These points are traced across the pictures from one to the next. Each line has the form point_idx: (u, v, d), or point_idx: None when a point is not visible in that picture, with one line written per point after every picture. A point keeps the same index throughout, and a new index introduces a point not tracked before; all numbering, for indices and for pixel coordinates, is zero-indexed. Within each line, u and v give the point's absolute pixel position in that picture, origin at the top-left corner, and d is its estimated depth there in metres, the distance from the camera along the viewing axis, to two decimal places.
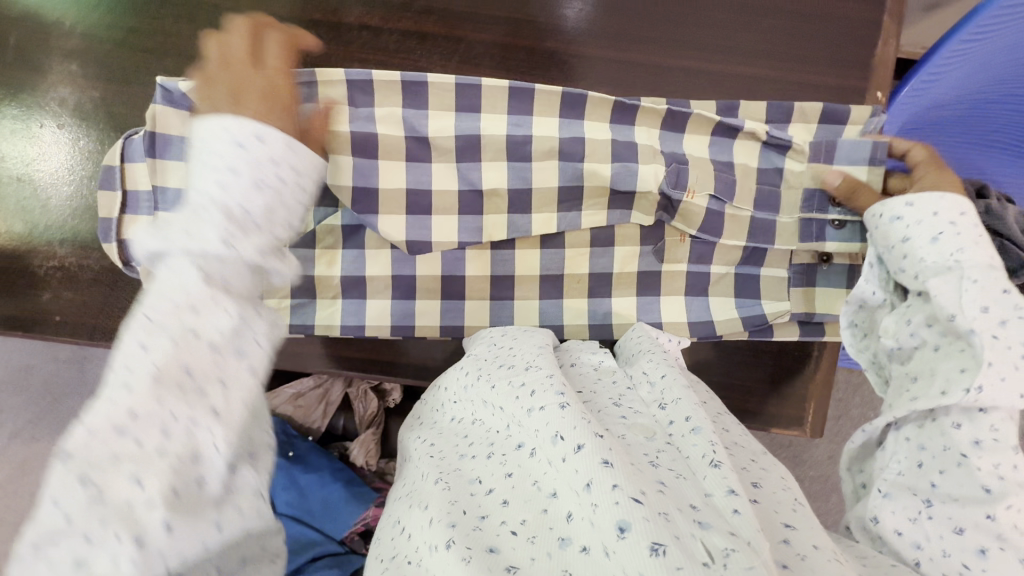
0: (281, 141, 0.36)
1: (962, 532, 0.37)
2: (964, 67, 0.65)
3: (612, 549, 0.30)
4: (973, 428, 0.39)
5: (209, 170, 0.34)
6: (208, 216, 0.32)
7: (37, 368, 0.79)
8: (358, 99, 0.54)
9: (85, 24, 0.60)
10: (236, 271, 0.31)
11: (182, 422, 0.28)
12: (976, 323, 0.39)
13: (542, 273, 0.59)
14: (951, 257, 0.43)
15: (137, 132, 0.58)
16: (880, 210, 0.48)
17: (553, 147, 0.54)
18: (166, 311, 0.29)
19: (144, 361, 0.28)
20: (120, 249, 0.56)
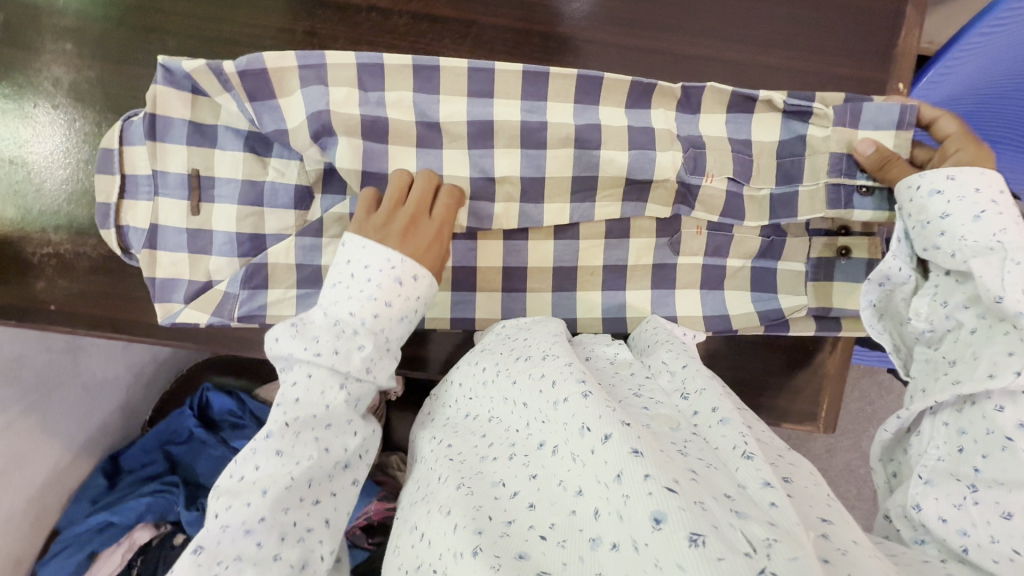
0: (427, 283, 0.48)
1: (1010, 517, 0.35)
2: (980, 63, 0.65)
3: (646, 542, 0.29)
4: (1016, 410, 0.37)
5: (362, 293, 0.46)
6: (369, 345, 0.45)
7: (28, 360, 0.73)
8: (366, 82, 0.51)
9: (79, 1, 0.57)
10: (365, 390, 0.46)
11: (299, 533, 0.40)
12: (1022, 306, 0.38)
13: (555, 264, 0.58)
14: (992, 237, 0.41)
15: (137, 114, 0.55)
16: (919, 181, 0.46)
17: (568, 135, 0.52)
18: (306, 423, 0.43)
19: (282, 473, 0.41)
20: (119, 235, 0.56)
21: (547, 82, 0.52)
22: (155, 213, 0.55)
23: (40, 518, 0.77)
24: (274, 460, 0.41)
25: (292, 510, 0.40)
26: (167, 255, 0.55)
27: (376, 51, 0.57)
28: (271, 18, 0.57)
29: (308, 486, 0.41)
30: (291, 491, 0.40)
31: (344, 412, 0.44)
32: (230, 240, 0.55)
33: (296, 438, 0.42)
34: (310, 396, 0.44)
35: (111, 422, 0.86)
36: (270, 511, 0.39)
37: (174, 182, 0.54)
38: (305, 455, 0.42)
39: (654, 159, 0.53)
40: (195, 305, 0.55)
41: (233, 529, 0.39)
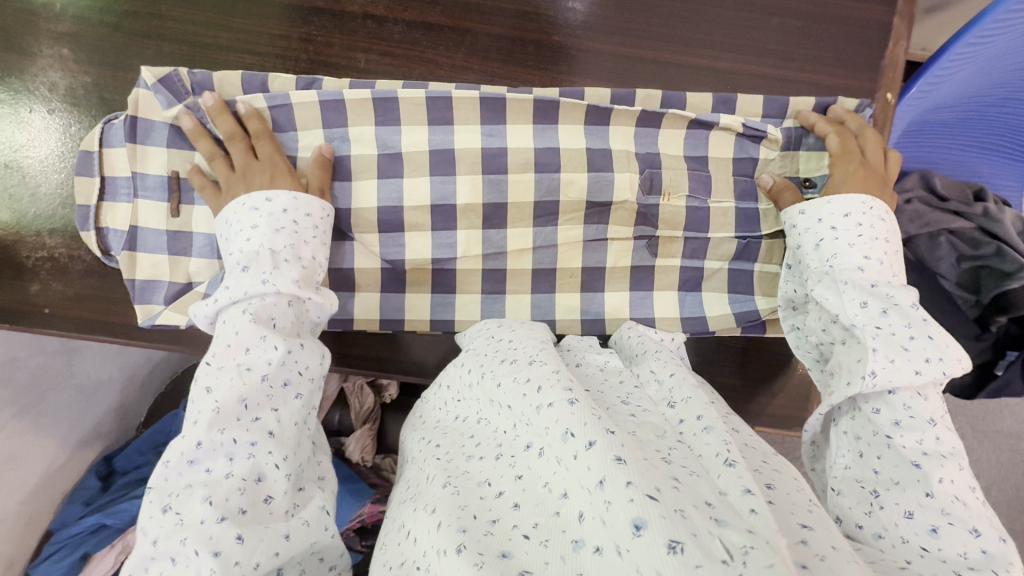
0: (287, 196, 0.49)
1: (912, 515, 0.37)
2: (969, 69, 0.65)
3: (627, 548, 0.30)
4: (890, 410, 0.41)
5: (239, 233, 0.48)
6: (252, 263, 0.46)
7: (22, 361, 0.74)
8: (330, 119, 0.54)
9: (75, 6, 0.58)
10: (276, 305, 0.45)
11: (246, 450, 0.40)
12: (858, 320, 0.44)
13: (533, 267, 0.58)
14: (828, 262, 0.48)
15: (117, 116, 0.55)
16: (784, 220, 0.53)
17: (528, 159, 0.55)
18: (225, 355, 0.43)
19: (211, 400, 0.41)
20: (99, 238, 0.56)
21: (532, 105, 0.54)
22: (135, 215, 0.55)
23: (33, 519, 0.76)
24: (206, 396, 0.42)
25: (230, 429, 0.40)
26: (147, 257, 0.56)
27: (371, 58, 0.58)
28: (265, 25, 0.57)
29: (242, 407, 0.41)
30: (224, 412, 0.40)
31: (256, 329, 0.43)
32: (210, 242, 0.56)
33: (220, 370, 0.42)
34: (226, 333, 0.44)
35: (106, 422, 0.87)
36: (206, 433, 0.40)
37: (153, 184, 0.55)
38: (228, 379, 0.42)
39: (612, 181, 0.55)
40: (175, 307, 0.56)
41: (177, 463, 0.39)
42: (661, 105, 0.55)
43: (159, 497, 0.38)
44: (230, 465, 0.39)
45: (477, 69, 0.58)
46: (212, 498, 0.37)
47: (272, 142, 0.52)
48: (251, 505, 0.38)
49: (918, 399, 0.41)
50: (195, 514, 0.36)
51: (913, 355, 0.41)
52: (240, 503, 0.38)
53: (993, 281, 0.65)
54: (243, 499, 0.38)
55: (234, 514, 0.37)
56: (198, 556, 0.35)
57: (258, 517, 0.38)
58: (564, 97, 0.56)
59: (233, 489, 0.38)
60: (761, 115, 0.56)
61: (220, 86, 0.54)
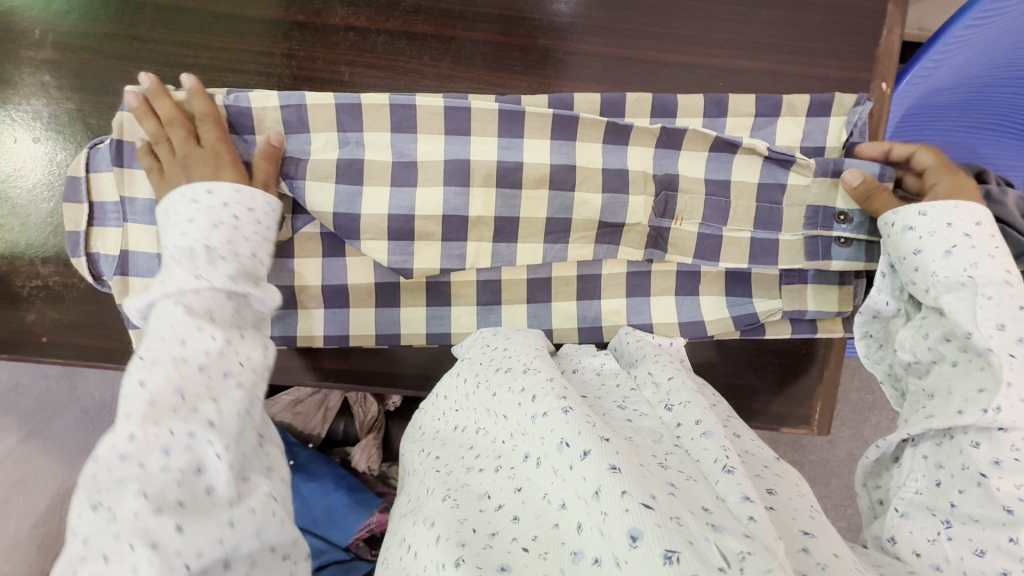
0: (229, 189, 0.47)
1: (983, 554, 0.37)
2: (970, 51, 0.64)
3: (625, 559, 0.29)
4: (992, 447, 0.39)
5: (176, 226, 0.45)
6: (186, 257, 0.42)
7: (26, 387, 0.79)
8: (345, 123, 0.53)
9: (57, 31, 0.57)
10: (214, 299, 0.41)
11: (184, 441, 0.35)
12: (991, 342, 0.41)
13: (529, 277, 0.58)
14: (964, 272, 0.44)
15: (103, 140, 0.55)
16: (892, 218, 0.48)
17: (544, 175, 0.54)
18: (158, 348, 0.37)
19: (143, 394, 0.35)
20: (90, 263, 0.55)
21: (522, 120, 0.54)
22: (125, 239, 0.55)
23: None
24: (136, 390, 0.36)
25: (166, 420, 0.35)
26: (140, 280, 0.55)
27: (355, 70, 0.57)
28: (248, 42, 0.56)
29: (179, 396, 0.36)
30: (158, 405, 0.35)
31: (192, 322, 0.39)
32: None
33: (153, 364, 0.37)
34: (155, 328, 0.39)
35: None
36: (138, 425, 0.34)
37: (142, 208, 0.55)
38: (161, 371, 0.36)
39: (627, 203, 0.55)
40: None
41: (102, 459, 0.33)
42: (652, 108, 0.55)
43: (82, 499, 0.32)
44: (166, 458, 0.34)
45: (464, 77, 0.57)
46: (147, 489, 0.32)
47: (220, 132, 0.51)
48: (189, 497, 0.33)
49: None
50: (128, 510, 0.31)
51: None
52: (178, 496, 0.33)
53: None
54: (181, 490, 0.33)
55: (172, 508, 0.32)
56: (133, 552, 0.30)
57: (198, 508, 0.33)
58: (553, 105, 0.54)
59: (170, 480, 0.33)
60: (754, 114, 0.55)
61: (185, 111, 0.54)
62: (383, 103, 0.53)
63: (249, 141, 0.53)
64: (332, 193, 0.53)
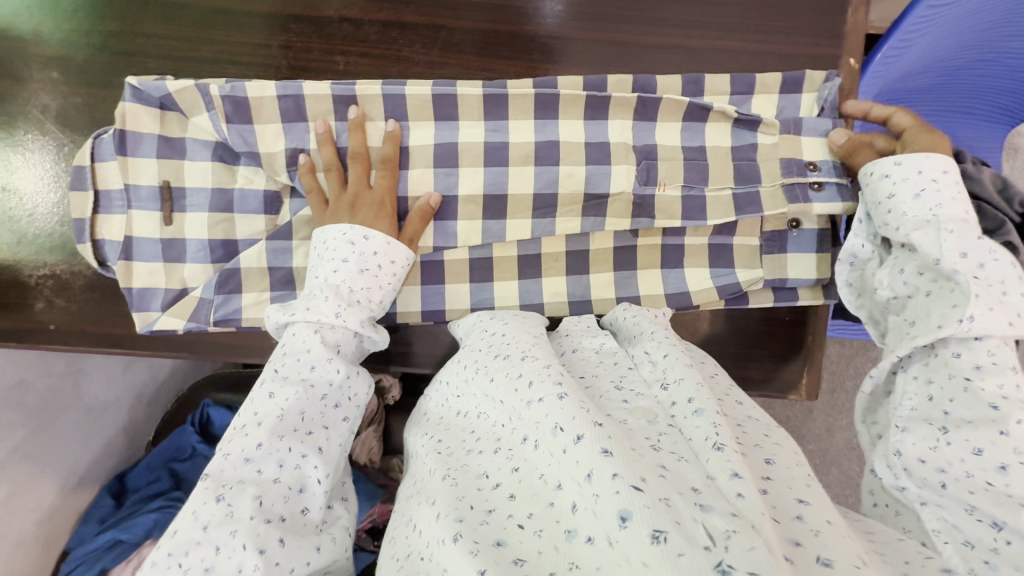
0: (382, 241, 0.53)
1: (981, 452, 0.38)
2: (935, 33, 0.66)
3: (615, 539, 0.31)
4: (972, 355, 0.41)
5: (330, 261, 0.52)
6: (335, 295, 0.50)
7: (31, 384, 0.75)
8: (341, 112, 0.56)
9: (62, 30, 0.59)
10: (344, 335, 0.50)
11: (295, 461, 0.43)
12: (958, 266, 0.43)
13: (519, 254, 0.60)
14: (931, 211, 0.46)
15: (105, 130, 0.57)
16: (869, 168, 0.50)
17: (530, 152, 0.57)
18: (297, 367, 0.48)
19: (274, 406, 0.45)
20: (95, 249, 0.57)
21: (506, 102, 0.56)
22: (129, 225, 0.57)
23: (49, 541, 0.78)
24: (268, 402, 0.46)
25: (288, 437, 0.44)
26: (143, 265, 0.57)
27: (349, 59, 0.59)
28: (247, 35, 0.59)
29: (300, 418, 0.45)
30: (285, 422, 0.44)
31: (324, 351, 0.48)
32: (203, 247, 0.58)
33: (285, 380, 0.47)
34: (295, 344, 0.49)
35: (115, 441, 0.88)
36: (267, 437, 0.43)
37: (146, 195, 0.57)
38: (293, 392, 0.46)
39: (611, 173, 0.57)
40: (172, 312, 0.58)
41: (234, 457, 0.42)
42: (633, 87, 0.58)
43: (213, 487, 0.41)
44: (280, 470, 0.42)
45: (453, 63, 0.60)
46: (263, 497, 0.40)
47: (391, 175, 0.55)
48: (289, 514, 0.41)
49: (1003, 348, 0.41)
50: (245, 508, 0.39)
51: (1009, 308, 0.42)
52: (281, 510, 0.41)
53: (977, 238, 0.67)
54: (286, 506, 0.41)
55: (276, 520, 0.40)
56: (245, 550, 0.37)
57: (296, 525, 0.41)
58: (538, 86, 0.57)
59: (280, 495, 0.41)
60: (729, 93, 0.58)
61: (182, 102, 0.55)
62: (376, 92, 0.56)
63: (247, 130, 0.55)
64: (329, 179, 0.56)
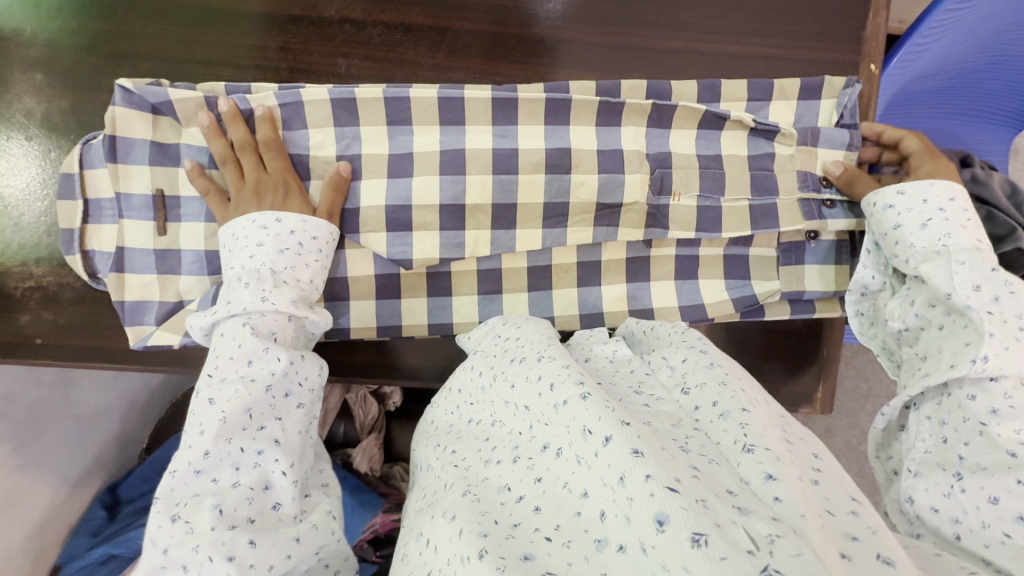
0: (297, 218, 0.50)
1: (997, 501, 0.36)
2: (952, 36, 0.65)
3: (653, 545, 0.30)
4: (988, 398, 0.39)
5: (243, 247, 0.49)
6: (255, 281, 0.47)
7: (20, 395, 0.73)
8: (342, 117, 0.54)
9: (46, 30, 0.56)
10: (278, 322, 0.47)
11: (253, 458, 0.42)
12: (970, 300, 0.42)
13: (529, 265, 0.58)
14: (939, 241, 0.45)
15: (95, 137, 0.55)
16: (874, 199, 0.50)
17: (539, 161, 0.55)
18: (230, 368, 0.44)
19: (215, 410, 0.42)
20: (85, 259, 0.55)
21: (516, 107, 0.54)
22: (121, 235, 0.55)
23: (40, 556, 0.76)
24: (209, 407, 0.43)
25: (236, 438, 0.42)
26: (136, 277, 0.55)
27: (352, 62, 0.57)
28: (244, 36, 0.56)
29: (247, 417, 0.42)
30: (230, 423, 0.42)
31: (259, 342, 0.45)
32: (199, 259, 0.55)
33: (223, 381, 0.44)
34: (226, 343, 0.45)
35: (108, 451, 0.85)
36: (213, 445, 0.41)
37: (138, 204, 0.54)
38: (234, 391, 0.43)
39: (623, 182, 0.55)
40: (166, 327, 0.55)
41: (182, 473, 0.40)
42: (647, 94, 0.56)
43: (166, 508, 0.39)
44: (237, 473, 0.41)
45: (459, 67, 0.58)
46: (222, 505, 0.39)
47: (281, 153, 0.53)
48: (258, 514, 0.40)
49: (1021, 389, 0.39)
50: (205, 521, 0.38)
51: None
52: (248, 512, 0.40)
53: (987, 246, 0.67)
54: (252, 507, 0.40)
55: (243, 523, 0.39)
56: (212, 562, 0.36)
57: (267, 523, 0.40)
58: (549, 91, 0.56)
59: (242, 498, 0.40)
60: (746, 99, 0.56)
61: (181, 111, 0.53)
62: (378, 95, 0.53)
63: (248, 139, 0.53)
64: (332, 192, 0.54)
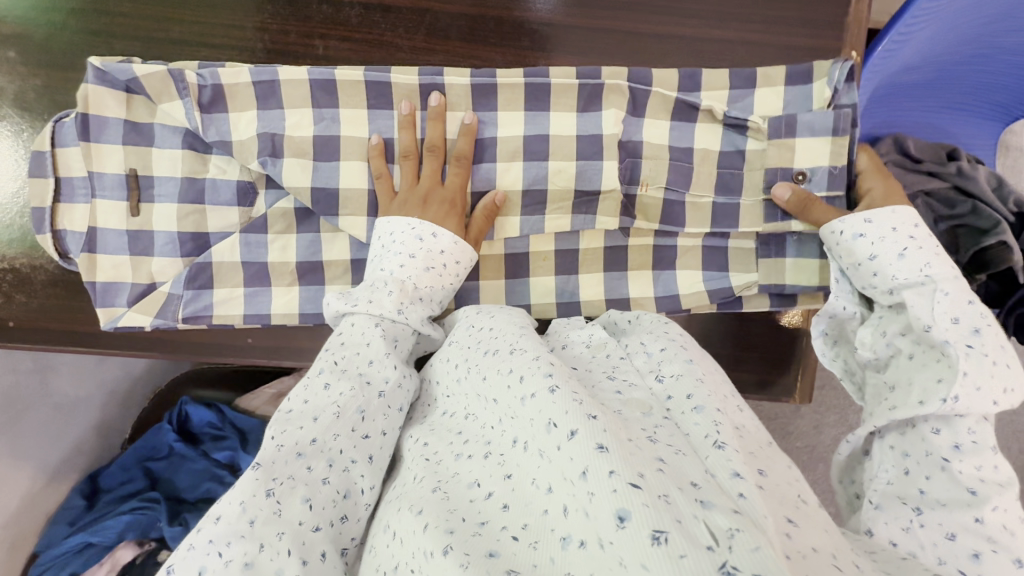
0: (451, 238, 0.51)
1: (954, 537, 0.37)
2: (933, 28, 0.63)
3: (611, 540, 0.29)
4: (952, 433, 0.39)
5: (395, 254, 0.50)
6: (398, 289, 0.48)
7: None
8: (321, 99, 0.53)
9: (18, 7, 0.55)
10: (401, 330, 0.48)
11: (345, 460, 0.40)
12: (948, 335, 0.41)
13: (506, 252, 0.58)
14: (920, 271, 0.44)
15: (67, 114, 0.54)
16: (839, 226, 0.49)
17: (517, 149, 0.55)
18: (356, 365, 0.45)
19: (330, 399, 0.42)
20: (54, 240, 0.54)
21: (495, 93, 0.54)
22: (93, 215, 0.54)
23: (17, 543, 0.75)
24: (322, 393, 0.42)
25: (342, 436, 0.40)
26: (108, 258, 0.55)
27: (330, 44, 0.56)
28: (219, 15, 0.55)
29: (359, 417, 0.42)
30: (345, 417, 0.41)
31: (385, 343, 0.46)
32: (172, 240, 0.55)
33: (343, 372, 0.44)
34: (353, 338, 0.46)
35: (88, 439, 0.84)
36: (322, 432, 0.40)
37: (112, 182, 0.54)
38: (350, 387, 0.43)
39: (602, 170, 0.54)
40: (138, 308, 0.55)
41: (285, 449, 0.38)
42: (627, 79, 0.55)
43: (263, 478, 0.36)
44: (330, 471, 0.39)
45: (438, 50, 0.57)
46: (312, 500, 0.36)
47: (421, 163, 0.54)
48: (335, 521, 0.37)
49: (982, 425, 0.39)
50: (293, 512, 0.35)
51: (998, 381, 0.40)
52: (329, 515, 0.37)
53: (971, 239, 0.67)
54: (334, 511, 0.38)
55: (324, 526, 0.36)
56: (289, 556, 0.33)
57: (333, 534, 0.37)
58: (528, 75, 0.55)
59: (329, 499, 0.37)
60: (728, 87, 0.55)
61: (153, 89, 0.52)
62: (358, 78, 0.53)
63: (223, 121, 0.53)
64: (311, 170, 0.53)
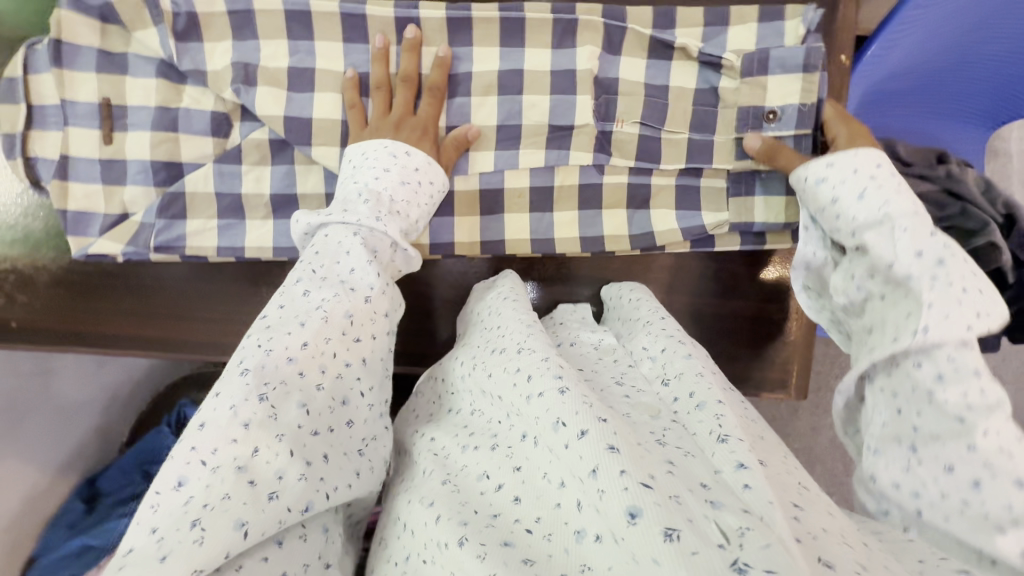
0: (423, 157, 0.52)
1: (952, 470, 0.34)
2: (919, 35, 0.66)
3: (622, 537, 0.29)
4: (933, 364, 0.36)
5: (370, 168, 0.50)
6: (374, 200, 0.48)
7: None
8: (296, 30, 0.54)
9: None
10: (381, 241, 0.47)
11: (337, 370, 0.41)
12: (912, 269, 0.38)
13: (482, 188, 0.59)
14: (880, 209, 0.41)
15: (39, 39, 0.55)
16: (802, 172, 0.47)
17: (491, 82, 0.56)
18: (341, 271, 0.45)
19: (314, 303, 0.42)
20: (27, 166, 0.56)
21: (470, 27, 0.55)
22: (65, 142, 0.56)
23: (16, 548, 0.74)
24: (302, 299, 0.43)
25: (334, 341, 0.41)
26: (79, 186, 0.56)
27: None
28: None
29: (349, 323, 0.42)
30: (333, 323, 0.42)
31: (364, 252, 0.45)
32: (144, 168, 0.56)
33: (324, 280, 0.44)
34: (330, 247, 0.46)
35: (87, 442, 0.84)
36: (313, 337, 0.40)
37: (84, 111, 0.55)
38: (335, 294, 0.43)
39: (574, 104, 0.56)
40: (109, 236, 0.57)
41: (277, 353, 0.39)
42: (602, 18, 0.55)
43: (255, 384, 0.37)
44: (323, 378, 0.40)
45: None
46: (308, 406, 0.39)
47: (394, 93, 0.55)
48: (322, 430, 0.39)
49: (963, 350, 0.36)
50: (242, 434, 0.35)
51: (969, 308, 0.36)
52: (315, 427, 0.39)
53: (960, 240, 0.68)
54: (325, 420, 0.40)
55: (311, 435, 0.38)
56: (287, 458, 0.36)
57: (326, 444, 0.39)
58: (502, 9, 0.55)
59: (325, 406, 0.40)
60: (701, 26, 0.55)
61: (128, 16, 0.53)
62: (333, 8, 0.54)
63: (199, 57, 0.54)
64: (284, 99, 0.55)
